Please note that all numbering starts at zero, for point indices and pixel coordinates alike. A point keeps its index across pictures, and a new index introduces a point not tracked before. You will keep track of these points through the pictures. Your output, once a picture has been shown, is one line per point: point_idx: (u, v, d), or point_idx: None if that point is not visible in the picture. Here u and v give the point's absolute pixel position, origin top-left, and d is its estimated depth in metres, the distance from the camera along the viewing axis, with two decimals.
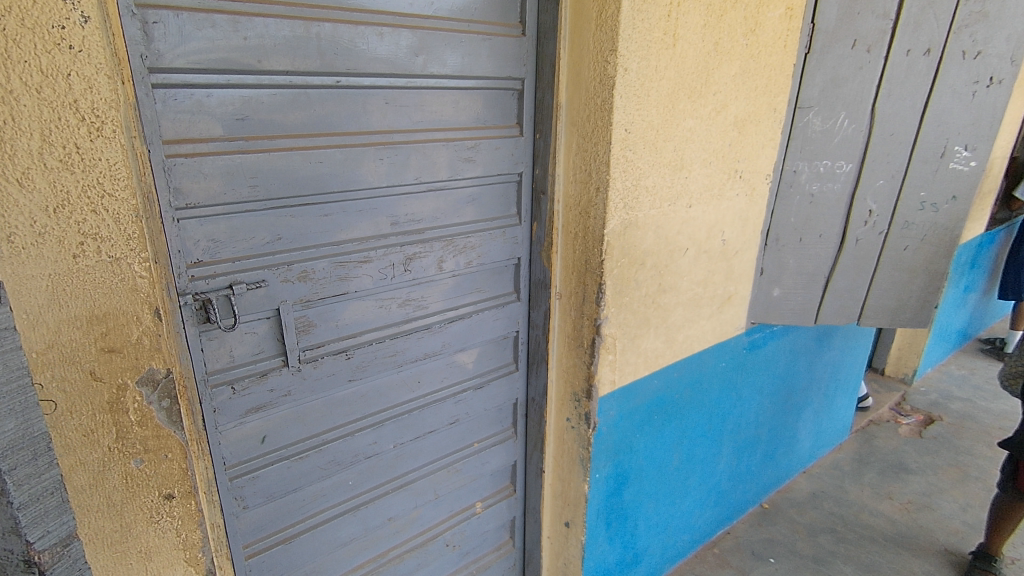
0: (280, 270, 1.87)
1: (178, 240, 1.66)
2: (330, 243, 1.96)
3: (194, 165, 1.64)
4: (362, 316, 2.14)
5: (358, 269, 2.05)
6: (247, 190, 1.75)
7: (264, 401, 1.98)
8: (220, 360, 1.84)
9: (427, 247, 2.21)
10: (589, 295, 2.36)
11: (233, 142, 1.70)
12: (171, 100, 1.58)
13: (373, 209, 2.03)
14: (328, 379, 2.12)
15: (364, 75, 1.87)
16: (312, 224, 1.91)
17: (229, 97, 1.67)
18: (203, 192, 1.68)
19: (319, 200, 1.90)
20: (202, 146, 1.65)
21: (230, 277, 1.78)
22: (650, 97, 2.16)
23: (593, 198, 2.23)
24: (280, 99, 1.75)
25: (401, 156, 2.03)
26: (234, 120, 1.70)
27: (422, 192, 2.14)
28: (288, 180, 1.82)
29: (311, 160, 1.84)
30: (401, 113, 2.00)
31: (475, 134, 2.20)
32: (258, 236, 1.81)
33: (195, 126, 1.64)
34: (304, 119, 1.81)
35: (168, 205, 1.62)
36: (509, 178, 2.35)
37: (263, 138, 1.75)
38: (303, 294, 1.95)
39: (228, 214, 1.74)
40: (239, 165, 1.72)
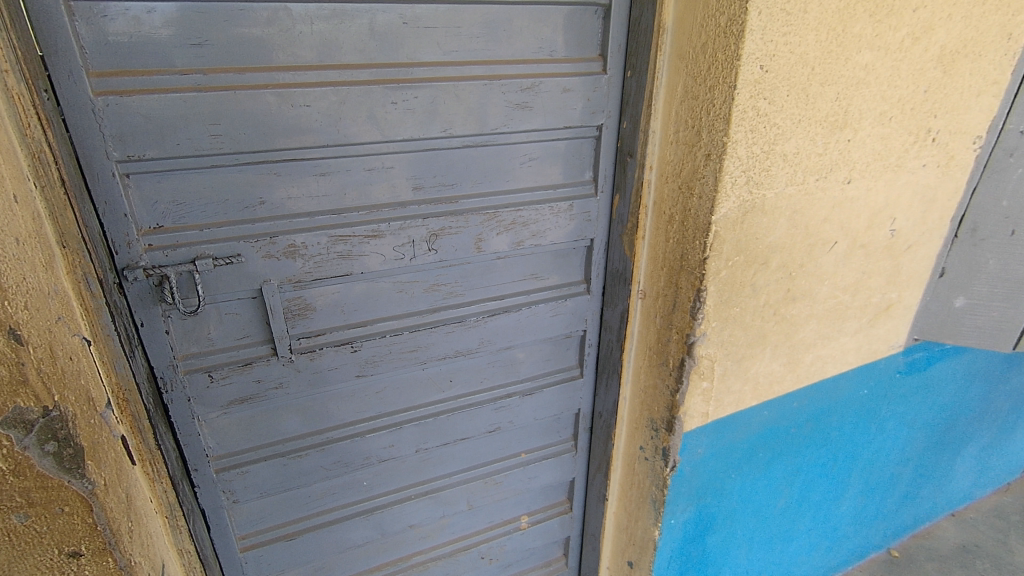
0: (260, 243, 1.51)
1: (125, 202, 1.35)
2: (327, 210, 1.55)
3: (134, 107, 1.28)
4: (373, 302, 1.73)
5: (366, 246, 1.62)
6: (208, 141, 1.37)
7: (249, 393, 1.68)
8: (194, 344, 1.57)
9: (461, 222, 1.69)
10: (682, 301, 1.71)
11: (188, 77, 1.31)
12: (101, 16, 1.22)
13: (388, 169, 1.57)
14: (330, 375, 1.76)
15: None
16: (304, 184, 1.51)
17: (181, 14, 1.27)
18: (152, 142, 1.33)
19: (311, 154, 1.48)
20: (144, 81, 1.28)
21: (196, 249, 1.45)
22: (808, 16, 1.39)
23: (700, 169, 1.53)
24: (252, 17, 1.31)
25: (423, 99, 1.51)
26: (189, 46, 1.30)
27: (455, 150, 1.61)
28: (266, 127, 1.40)
29: (293, 102, 1.40)
30: (425, 39, 1.47)
31: (534, 70, 1.60)
32: (231, 198, 1.46)
33: (136, 53, 1.27)
34: (288, 46, 1.36)
35: (106, 157, 1.30)
36: (582, 132, 1.73)
37: (228, 71, 1.34)
38: (292, 272, 1.57)
39: (188, 169, 1.39)
40: (194, 107, 1.33)
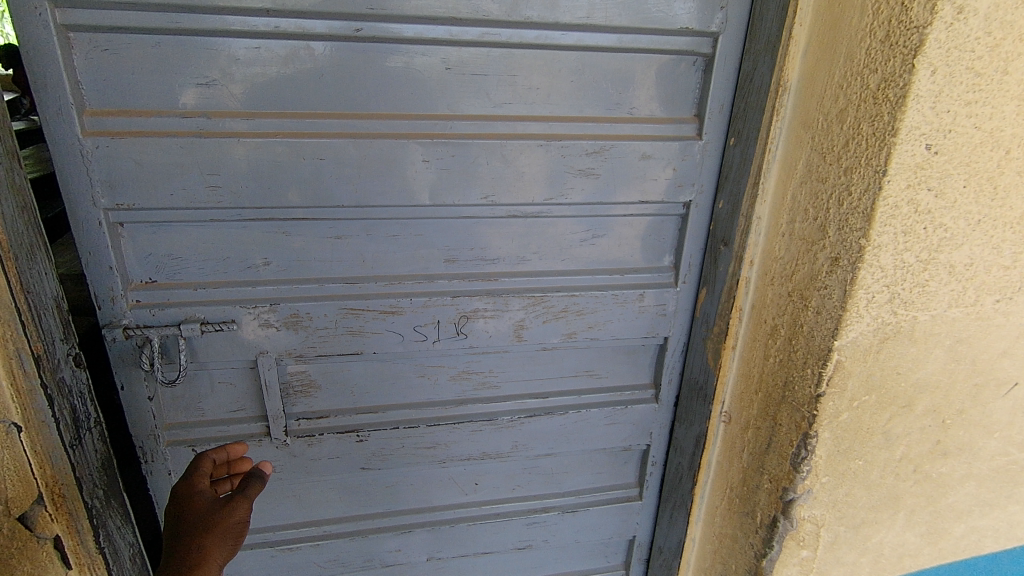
0: (258, 310, 1.29)
1: (112, 253, 1.18)
2: (339, 279, 1.32)
3: (125, 152, 1.11)
4: (388, 386, 1.46)
5: (381, 323, 1.36)
6: (205, 194, 1.17)
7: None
8: (181, 413, 1.38)
9: (498, 305, 1.39)
10: (780, 442, 1.27)
11: (189, 120, 1.12)
12: (100, 50, 1.06)
13: (416, 237, 1.32)
14: (330, 464, 1.49)
15: (405, 19, 1.12)
16: (317, 247, 1.29)
17: (187, 50, 1.09)
18: (142, 191, 1.14)
19: (327, 215, 1.25)
20: (139, 123, 1.10)
21: (186, 311, 1.26)
22: (1009, 78, 0.94)
23: (822, 276, 1.11)
24: (268, 55, 1.11)
25: (462, 159, 1.24)
26: (194, 85, 1.11)
27: (497, 220, 1.33)
28: (272, 183, 1.18)
29: (304, 155, 1.17)
30: (470, 87, 1.21)
31: (605, 130, 1.29)
32: (233, 256, 1.26)
33: (136, 91, 1.10)
34: (306, 91, 1.15)
35: (93, 204, 1.13)
36: (662, 207, 1.38)
37: (237, 116, 1.14)
38: (293, 346, 1.34)
39: (185, 222, 1.20)
40: (191, 155, 1.13)
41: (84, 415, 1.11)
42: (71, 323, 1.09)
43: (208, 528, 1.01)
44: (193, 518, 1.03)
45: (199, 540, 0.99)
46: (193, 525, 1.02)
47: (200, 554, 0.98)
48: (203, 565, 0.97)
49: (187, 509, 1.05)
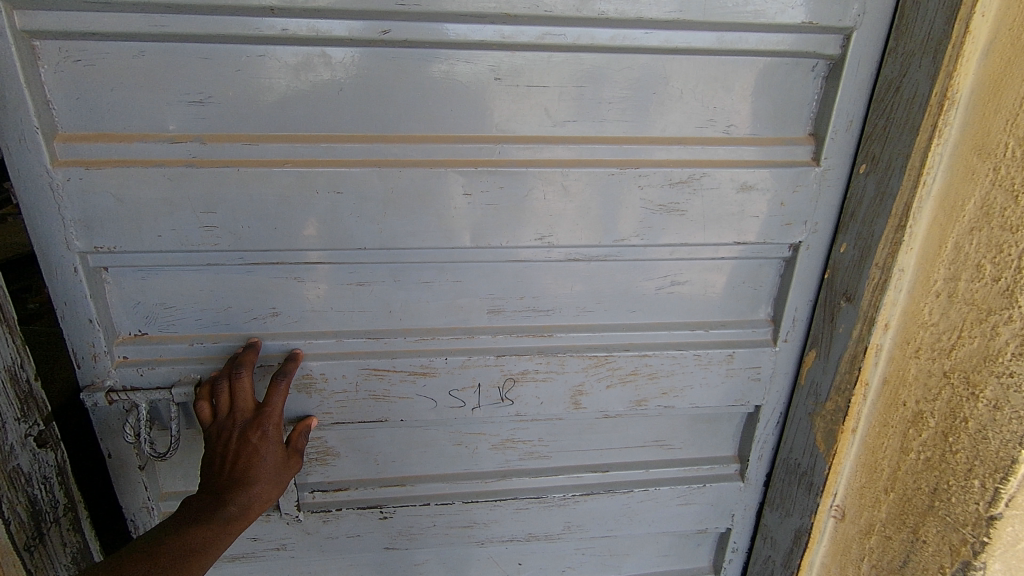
0: (266, 368, 1.09)
1: (94, 304, 0.98)
2: (362, 333, 1.10)
3: (103, 185, 0.90)
4: (419, 455, 1.23)
5: (410, 387, 1.12)
6: (200, 234, 0.95)
7: (243, 551, 1.24)
8: (182, 481, 1.18)
9: (552, 366, 1.14)
10: (922, 561, 0.98)
11: (180, 146, 0.91)
12: (72, 62, 0.86)
13: (454, 284, 1.08)
14: (349, 543, 1.27)
15: (445, 18, 0.88)
16: (335, 296, 1.07)
17: (175, 60, 0.87)
18: (124, 231, 0.94)
19: (346, 259, 1.02)
20: (121, 150, 0.90)
21: (181, 370, 1.06)
22: None
23: (1005, 357, 0.83)
24: (276, 65, 0.89)
25: (513, 191, 0.99)
26: (188, 103, 0.90)
27: (555, 264, 1.09)
28: (278, 223, 0.96)
29: (317, 188, 0.94)
30: (525, 103, 0.96)
31: (694, 154, 1.01)
32: (237, 305, 1.05)
33: (117, 112, 0.89)
34: (323, 110, 0.93)
35: (67, 248, 0.93)
36: (762, 249, 1.10)
37: (238, 140, 0.92)
38: (307, 411, 1.13)
39: (179, 266, 1.00)
40: (183, 188, 0.92)
41: (48, 504, 0.96)
42: (36, 402, 0.94)
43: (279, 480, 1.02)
44: (270, 458, 1.01)
45: (267, 486, 1.00)
46: (270, 466, 1.01)
47: (261, 500, 0.99)
48: (257, 510, 0.99)
49: (268, 442, 1.00)
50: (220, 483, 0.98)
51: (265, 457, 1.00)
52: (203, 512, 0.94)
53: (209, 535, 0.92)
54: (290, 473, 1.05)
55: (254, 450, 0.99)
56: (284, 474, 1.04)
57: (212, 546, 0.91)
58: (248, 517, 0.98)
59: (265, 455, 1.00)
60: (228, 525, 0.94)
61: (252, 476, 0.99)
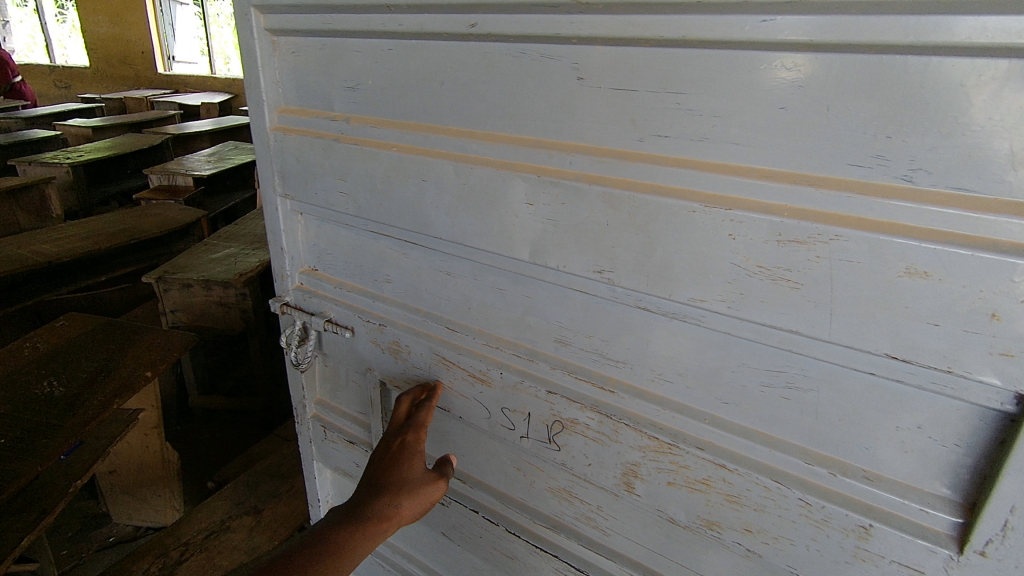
0: (371, 326, 1.23)
1: (285, 237, 1.30)
2: (444, 320, 1.12)
3: (291, 147, 1.17)
4: (480, 460, 1.20)
5: (469, 388, 1.11)
6: (339, 197, 1.14)
7: (351, 470, 1.47)
8: (325, 394, 1.46)
9: (605, 429, 0.96)
10: None
11: (336, 124, 1.10)
12: (289, 53, 1.13)
13: (524, 298, 0.99)
14: None
15: (524, 9, 0.80)
16: (427, 278, 1.12)
17: (340, 52, 1.05)
18: (301, 185, 1.20)
19: (432, 245, 1.06)
20: (303, 122, 1.14)
21: (325, 306, 1.30)
22: None
23: None
24: (399, 58, 0.98)
25: (573, 211, 0.85)
26: (345, 89, 1.07)
27: (625, 309, 0.88)
28: (384, 200, 1.07)
29: (410, 175, 1.02)
30: (607, 107, 0.79)
31: (828, 205, 0.66)
32: (363, 265, 1.22)
33: (307, 92, 1.13)
34: (426, 102, 0.97)
35: (274, 191, 1.25)
36: (942, 386, 0.65)
37: (369, 124, 1.05)
38: (393, 374, 1.24)
39: (332, 222, 1.22)
40: (333, 158, 1.11)
41: None
42: None
43: (415, 492, 1.02)
44: (407, 469, 1.03)
45: (398, 496, 0.99)
46: (407, 476, 1.03)
47: (396, 510, 0.98)
48: (393, 520, 0.97)
49: (408, 450, 1.05)
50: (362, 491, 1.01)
51: (404, 465, 1.03)
52: (341, 515, 0.96)
53: (343, 535, 0.92)
54: (431, 489, 1.04)
55: (394, 456, 1.04)
56: (425, 491, 1.03)
57: (337, 548, 0.90)
58: (387, 527, 0.97)
59: (404, 463, 1.04)
60: (361, 526, 0.93)
61: (388, 484, 1.01)
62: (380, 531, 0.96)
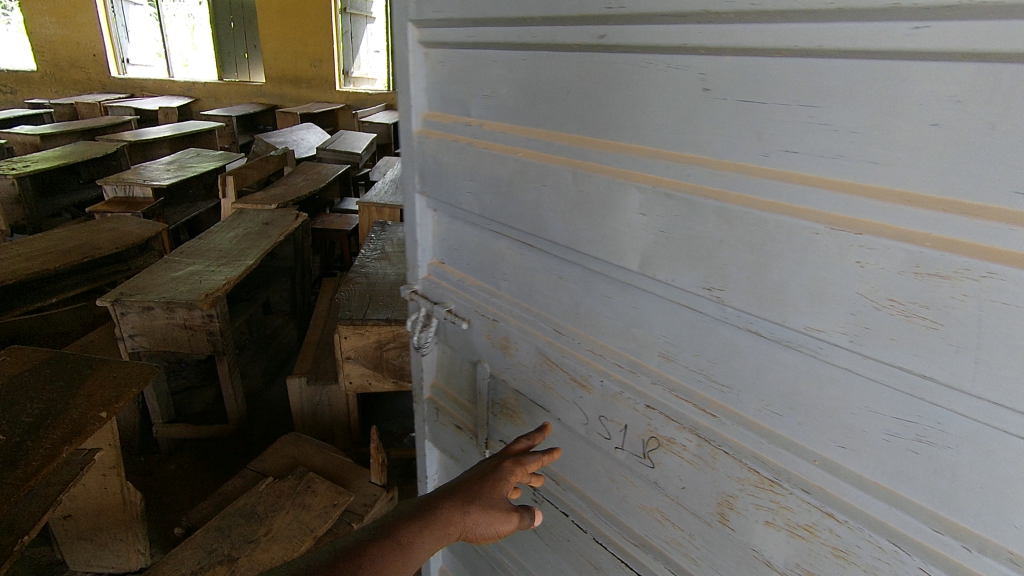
0: (485, 320, 1.30)
1: (418, 231, 1.41)
2: (553, 323, 1.14)
3: (429, 148, 1.28)
4: (573, 464, 1.21)
5: (571, 392, 1.13)
6: (468, 198, 1.22)
7: (456, 454, 1.56)
8: (439, 381, 1.56)
9: (703, 454, 0.92)
10: None
11: (469, 128, 1.18)
12: (436, 62, 1.23)
13: (632, 309, 0.98)
14: None
15: (653, 19, 0.80)
16: (542, 280, 1.15)
17: (479, 62, 1.13)
18: (433, 183, 1.30)
19: (547, 247, 1.09)
20: (443, 126, 1.24)
21: (448, 298, 1.39)
22: None
23: None
24: (531, 68, 1.03)
25: (686, 224, 0.82)
26: (481, 96, 1.15)
27: (732, 330, 0.83)
28: (507, 203, 1.12)
29: (530, 179, 1.06)
30: (730, 118, 0.76)
31: (984, 238, 0.58)
32: (484, 262, 1.29)
33: (449, 99, 1.23)
34: (552, 110, 1.01)
35: (412, 189, 1.37)
36: None
37: (500, 130, 1.11)
38: (501, 369, 1.30)
39: (460, 220, 1.31)
40: (465, 161, 1.19)
41: None
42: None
43: (492, 516, 1.04)
44: (498, 490, 1.06)
45: (477, 509, 1.01)
46: (494, 499, 1.05)
47: (472, 523, 1.00)
48: (465, 530, 0.99)
49: (508, 477, 1.08)
50: (450, 491, 1.03)
51: (499, 487, 1.06)
52: (421, 505, 0.97)
53: (417, 527, 0.92)
54: (506, 524, 1.05)
55: (495, 474, 1.08)
56: (502, 521, 1.05)
57: (408, 545, 0.89)
58: (456, 534, 0.98)
59: (500, 486, 1.07)
60: (437, 526, 0.95)
61: (476, 498, 1.03)
62: (451, 535, 0.97)
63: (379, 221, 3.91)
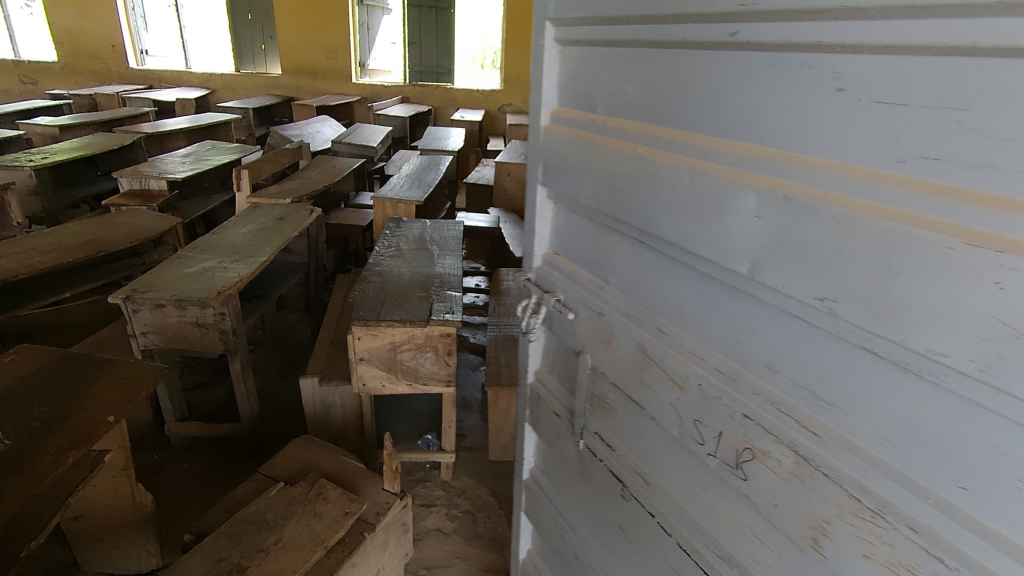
0: (589, 312, 1.30)
1: (538, 223, 1.44)
2: (655, 321, 1.12)
3: (556, 143, 1.31)
4: (664, 465, 1.19)
5: (665, 391, 1.10)
6: (585, 191, 1.23)
7: (553, 442, 1.58)
8: (543, 370, 1.58)
9: (799, 472, 0.87)
10: None
11: (595, 123, 1.19)
12: (572, 60, 1.26)
13: (739, 314, 0.94)
14: (604, 497, 1.40)
15: (786, 16, 0.77)
16: (649, 275, 1.13)
17: (610, 59, 1.13)
18: (557, 177, 1.33)
19: (658, 245, 1.07)
20: (571, 120, 1.26)
21: (557, 287, 1.41)
22: None
23: None
24: (657, 65, 1.02)
25: (802, 230, 0.78)
26: (609, 92, 1.15)
27: (845, 347, 0.79)
28: (623, 199, 1.11)
29: (647, 175, 1.04)
30: (865, 122, 0.72)
31: None
32: (594, 254, 1.29)
33: (580, 95, 1.25)
34: (675, 106, 0.99)
35: (537, 180, 1.41)
36: None
37: (624, 126, 1.11)
38: (600, 363, 1.29)
39: (577, 213, 1.32)
40: (585, 155, 1.20)
41: None
42: None
43: None
44: None
45: None
46: None
47: None
48: None
49: None
50: None
51: None
52: None
53: None
54: None
55: None
56: None
57: None
58: None
59: None
60: None
61: None
62: None
63: (394, 219, 3.84)
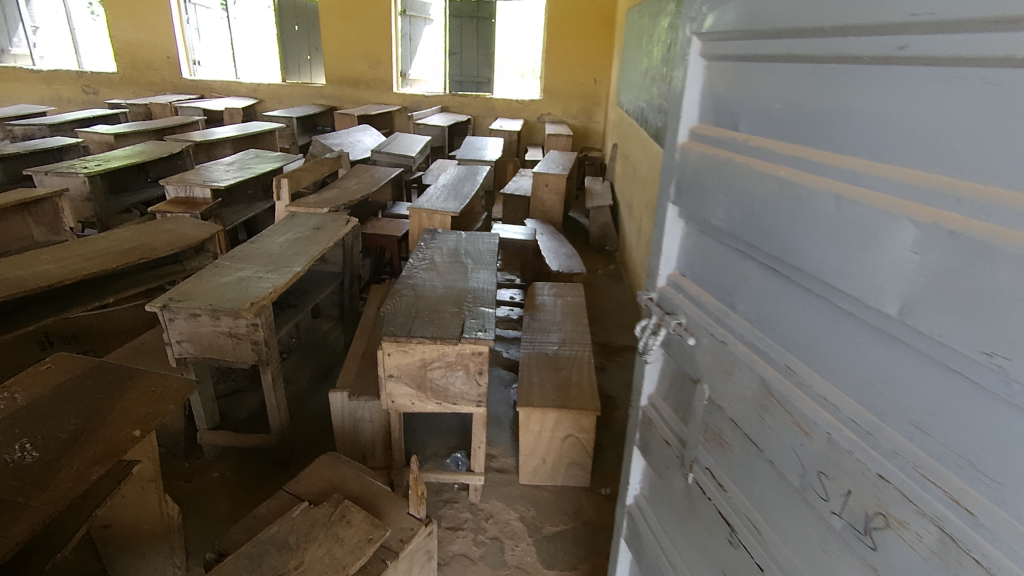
0: (712, 339, 1.19)
1: (667, 241, 1.34)
2: (784, 357, 1.00)
3: (689, 162, 1.22)
4: (779, 515, 1.06)
5: (790, 435, 0.99)
6: (717, 212, 1.13)
7: (661, 472, 1.46)
8: (658, 394, 1.46)
9: (939, 553, 0.74)
10: None
11: (735, 141, 1.08)
12: (717, 76, 1.16)
13: (885, 360, 0.82)
14: (707, 541, 1.27)
15: (969, 28, 0.66)
16: (781, 306, 1.02)
17: (759, 75, 1.04)
18: (687, 197, 1.23)
19: (796, 276, 0.96)
20: (710, 138, 1.17)
21: (678, 309, 1.30)
22: None
23: None
24: (812, 82, 0.92)
25: (969, 272, 0.67)
26: (756, 109, 1.05)
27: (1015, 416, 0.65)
28: (758, 222, 1.01)
29: (791, 197, 0.93)
30: None
31: None
32: (722, 279, 1.18)
33: (722, 111, 1.15)
34: (830, 126, 0.88)
35: (667, 199, 1.32)
36: None
37: (770, 144, 1.00)
38: (720, 394, 1.17)
39: (707, 235, 1.22)
40: (720, 174, 1.11)
41: None
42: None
43: None
44: None
45: None
46: None
47: None
48: None
49: None
50: None
51: None
52: None
53: None
54: None
55: None
56: None
57: None
58: None
59: None
60: None
61: None
62: None
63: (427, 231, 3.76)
